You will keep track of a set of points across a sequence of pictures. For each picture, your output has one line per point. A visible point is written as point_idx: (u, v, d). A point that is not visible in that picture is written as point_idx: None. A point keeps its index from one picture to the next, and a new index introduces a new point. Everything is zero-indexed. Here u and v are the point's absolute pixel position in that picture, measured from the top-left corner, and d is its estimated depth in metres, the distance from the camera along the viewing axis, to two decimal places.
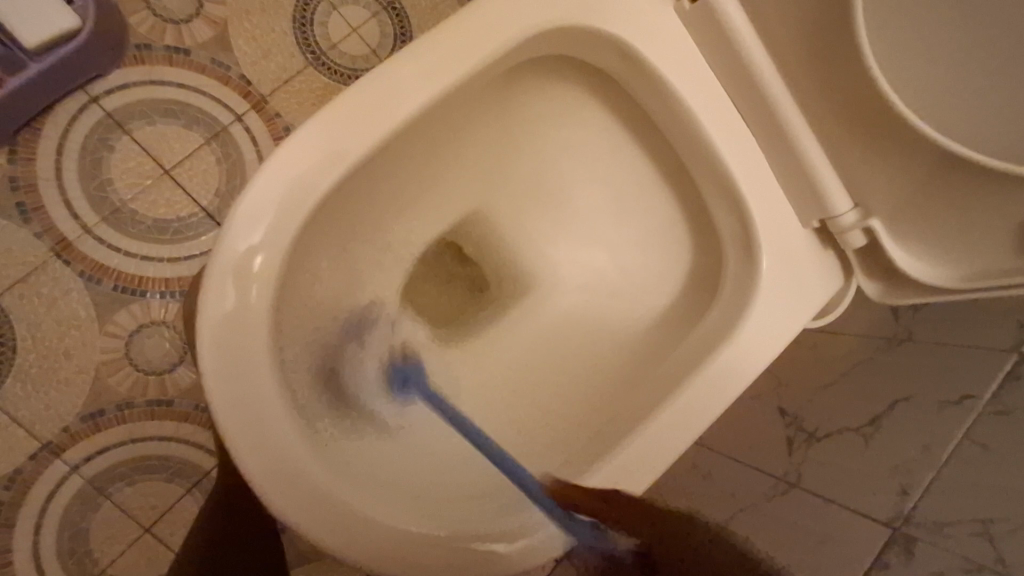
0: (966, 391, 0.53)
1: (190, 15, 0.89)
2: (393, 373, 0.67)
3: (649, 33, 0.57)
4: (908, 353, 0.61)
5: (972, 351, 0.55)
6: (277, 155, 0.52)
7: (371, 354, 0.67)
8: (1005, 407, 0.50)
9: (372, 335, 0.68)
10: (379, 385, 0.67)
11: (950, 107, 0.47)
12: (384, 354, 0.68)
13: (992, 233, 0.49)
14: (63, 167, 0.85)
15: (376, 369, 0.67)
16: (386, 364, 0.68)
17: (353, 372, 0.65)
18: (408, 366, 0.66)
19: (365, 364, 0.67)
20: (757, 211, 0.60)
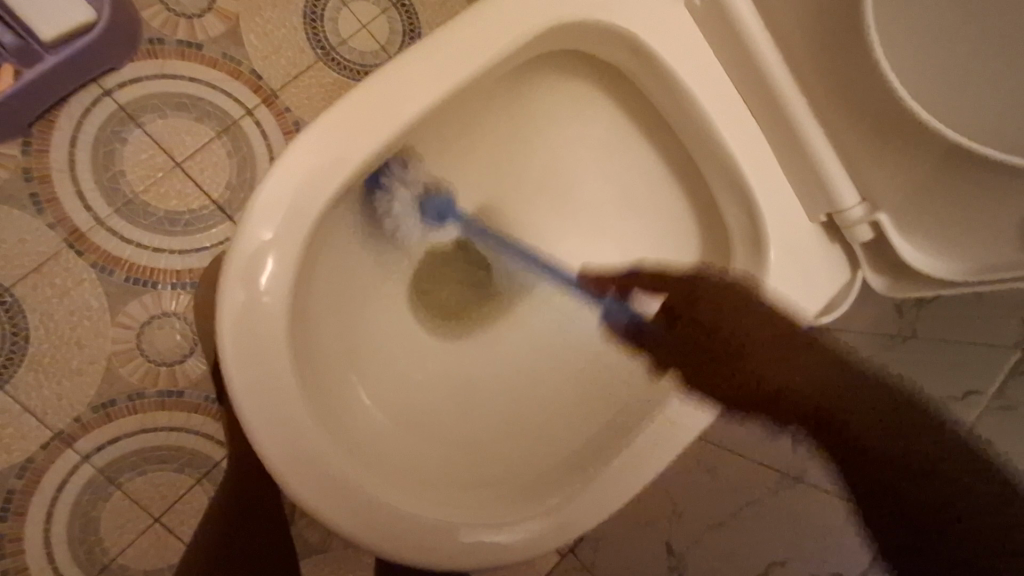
0: (969, 386, 0.54)
1: (202, 9, 0.90)
2: (428, 204, 0.69)
3: (661, 29, 0.58)
4: (909, 349, 0.61)
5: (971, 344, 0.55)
6: (294, 146, 0.53)
7: (403, 194, 0.67)
8: (1008, 403, 0.50)
9: (392, 180, 0.65)
10: (415, 222, 0.70)
11: (955, 99, 0.48)
12: (415, 195, 0.68)
13: (991, 230, 0.49)
14: (76, 159, 0.86)
15: (410, 215, 0.69)
16: (419, 200, 0.69)
17: (383, 212, 0.67)
18: (441, 201, 0.69)
19: (403, 204, 0.68)
20: (766, 206, 0.60)
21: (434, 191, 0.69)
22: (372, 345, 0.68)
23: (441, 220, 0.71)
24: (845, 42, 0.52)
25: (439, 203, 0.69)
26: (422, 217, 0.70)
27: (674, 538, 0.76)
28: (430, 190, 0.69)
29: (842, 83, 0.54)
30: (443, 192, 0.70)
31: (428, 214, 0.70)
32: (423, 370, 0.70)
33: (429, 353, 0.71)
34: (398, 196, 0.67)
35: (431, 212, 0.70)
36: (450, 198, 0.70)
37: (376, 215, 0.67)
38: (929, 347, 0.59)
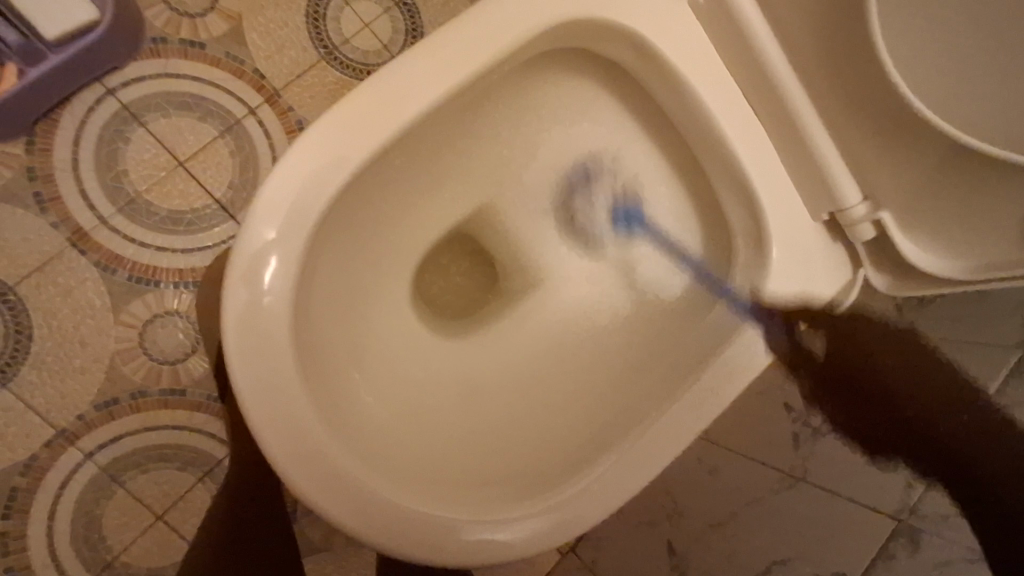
0: (967, 385, 0.52)
1: (205, 9, 0.90)
2: (621, 208, 0.73)
3: (664, 28, 0.58)
4: (904, 344, 0.60)
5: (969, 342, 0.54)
6: (297, 146, 0.53)
7: (603, 185, 0.73)
8: (1007, 402, 0.49)
9: (586, 170, 0.73)
10: (604, 216, 0.74)
11: (958, 97, 0.48)
12: (609, 193, 0.73)
13: (992, 229, 0.50)
14: (80, 158, 0.86)
15: (603, 210, 0.74)
16: (612, 203, 0.73)
17: (580, 204, 0.74)
18: (630, 203, 0.72)
19: (591, 203, 0.74)
20: (768, 205, 0.60)
21: (626, 194, 0.72)
22: (375, 344, 0.68)
23: (628, 225, 0.73)
24: (847, 41, 0.52)
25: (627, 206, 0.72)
26: (612, 217, 0.73)
27: (676, 537, 0.76)
28: (625, 189, 0.72)
29: (845, 82, 0.54)
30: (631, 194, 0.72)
31: (618, 217, 0.73)
32: (425, 366, 0.70)
33: (431, 351, 0.71)
34: (601, 185, 0.73)
35: (616, 215, 0.73)
36: (637, 203, 0.72)
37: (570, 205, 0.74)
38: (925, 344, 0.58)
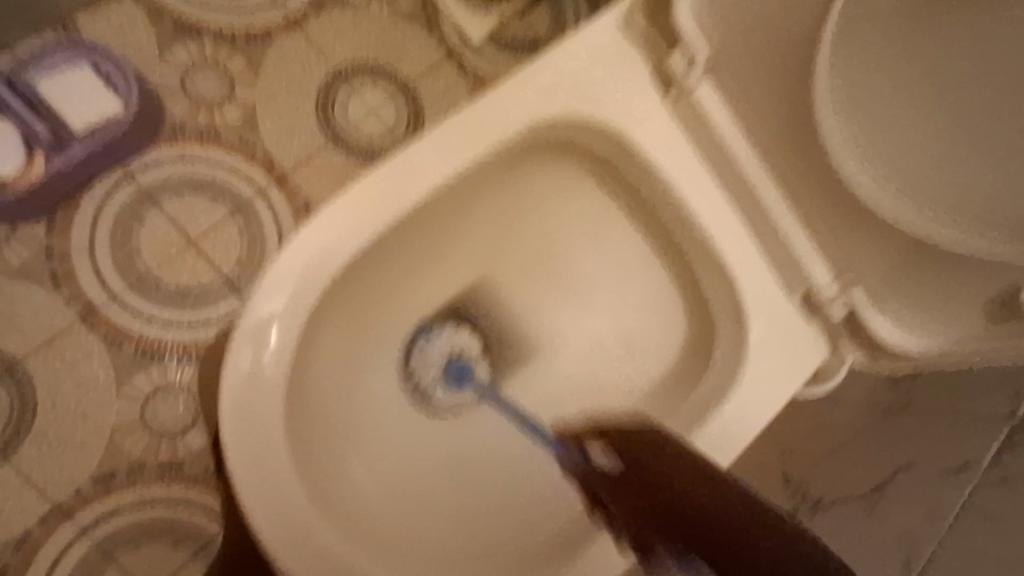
0: (966, 458, 0.58)
1: (223, 99, 0.97)
2: (451, 369, 0.75)
3: (640, 121, 0.62)
4: (908, 419, 0.66)
5: (971, 415, 0.59)
6: (304, 226, 0.56)
7: (434, 352, 0.75)
8: (1007, 474, 0.55)
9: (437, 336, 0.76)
10: (439, 375, 0.74)
11: (916, 186, 0.51)
12: (442, 356, 0.75)
13: (962, 304, 0.51)
14: (96, 237, 0.90)
15: (435, 368, 0.74)
16: (446, 360, 0.75)
17: (416, 356, 0.74)
18: (460, 363, 0.75)
19: (425, 369, 0.74)
20: (746, 283, 0.62)
21: (461, 356, 0.76)
22: (372, 419, 0.69)
23: (459, 383, 0.75)
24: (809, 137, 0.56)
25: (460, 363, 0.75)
26: (444, 382, 0.74)
27: None
28: (455, 355, 0.76)
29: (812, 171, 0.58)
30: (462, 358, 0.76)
31: (449, 374, 0.75)
32: (417, 441, 0.71)
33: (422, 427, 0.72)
34: (431, 352, 0.75)
35: (453, 377, 0.75)
36: (471, 365, 0.76)
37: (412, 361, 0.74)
38: (926, 416, 0.64)
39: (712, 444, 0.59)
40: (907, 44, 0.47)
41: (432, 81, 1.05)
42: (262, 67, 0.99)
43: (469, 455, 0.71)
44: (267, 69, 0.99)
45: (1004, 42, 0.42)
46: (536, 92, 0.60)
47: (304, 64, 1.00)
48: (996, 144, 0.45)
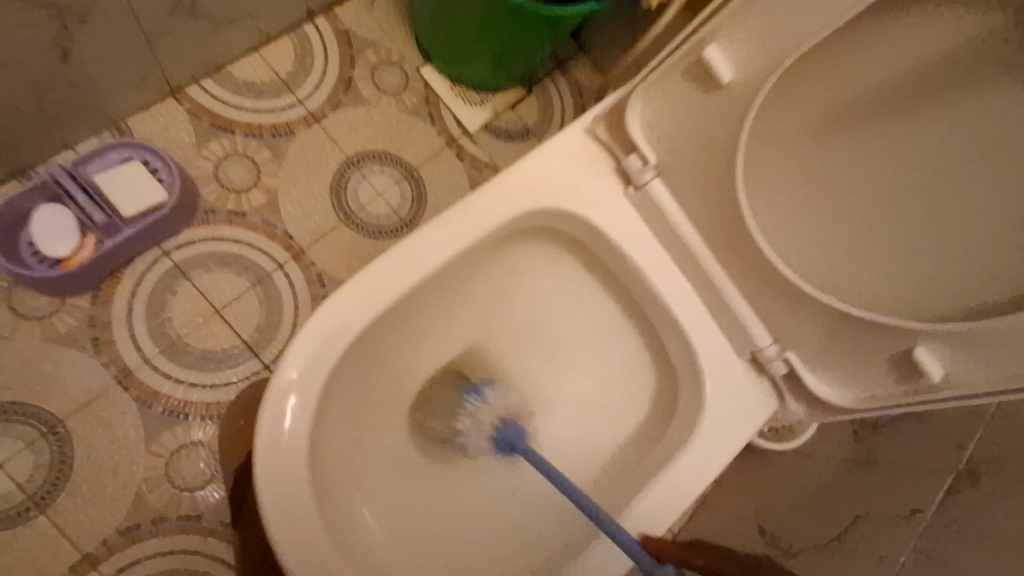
0: (914, 505, 0.73)
1: (249, 185, 1.10)
2: (499, 431, 0.80)
3: (607, 208, 0.72)
4: (875, 475, 0.82)
5: (921, 468, 0.76)
6: (326, 303, 0.64)
7: (487, 414, 0.82)
8: (944, 517, 0.70)
9: (489, 400, 0.82)
10: (486, 434, 0.81)
11: (835, 267, 0.61)
12: (494, 419, 0.81)
13: (872, 366, 0.61)
14: (134, 308, 1.01)
15: (486, 428, 0.81)
16: (497, 422, 0.81)
17: (468, 415, 0.81)
18: (508, 429, 0.80)
19: (476, 432, 0.81)
20: (703, 347, 0.72)
21: (511, 421, 0.81)
22: (379, 469, 0.78)
23: (508, 448, 0.80)
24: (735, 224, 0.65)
25: (508, 432, 0.79)
26: (493, 445, 0.81)
27: None
28: (507, 418, 0.82)
29: (742, 252, 0.67)
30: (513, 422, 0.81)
31: (498, 435, 0.80)
32: (424, 488, 0.80)
33: (421, 477, 0.80)
34: (481, 412, 0.81)
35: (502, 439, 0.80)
36: (520, 430, 0.80)
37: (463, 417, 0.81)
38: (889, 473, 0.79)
39: (675, 486, 0.68)
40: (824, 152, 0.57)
41: (433, 167, 1.19)
42: (284, 157, 1.12)
43: (467, 501, 0.80)
44: (289, 158, 1.12)
45: (909, 154, 0.52)
46: (528, 185, 0.70)
47: (321, 154, 1.14)
48: (904, 232, 0.55)
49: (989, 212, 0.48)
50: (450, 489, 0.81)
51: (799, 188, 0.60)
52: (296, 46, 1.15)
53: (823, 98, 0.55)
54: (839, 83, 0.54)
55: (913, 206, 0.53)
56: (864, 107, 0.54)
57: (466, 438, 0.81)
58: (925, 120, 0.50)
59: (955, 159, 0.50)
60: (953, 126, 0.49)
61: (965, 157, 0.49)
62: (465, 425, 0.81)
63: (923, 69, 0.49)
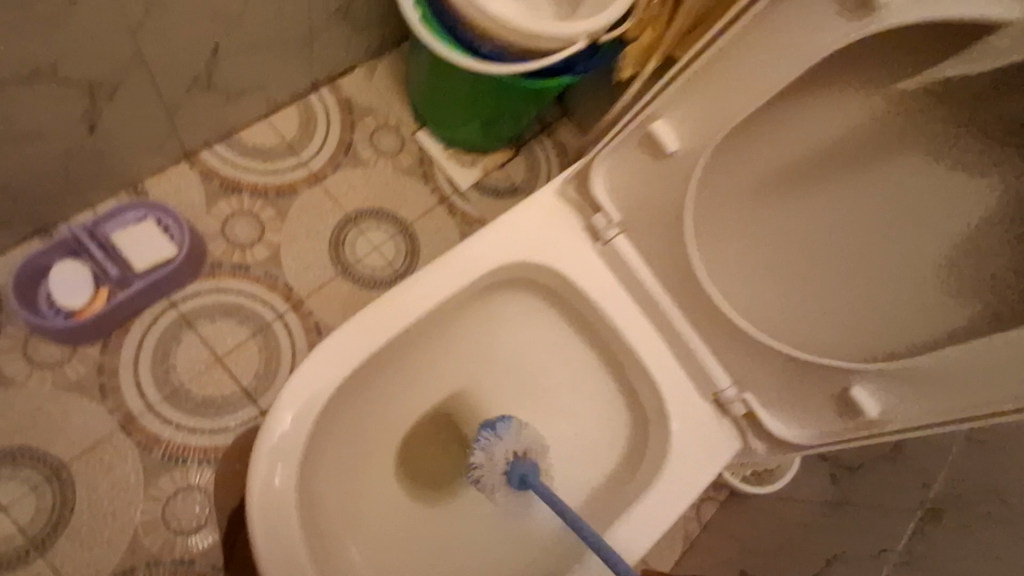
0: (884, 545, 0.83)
1: (253, 240, 1.18)
2: (514, 468, 0.81)
3: (578, 261, 0.78)
4: (855, 521, 0.93)
5: (880, 512, 0.89)
6: (314, 353, 0.69)
7: (501, 451, 0.81)
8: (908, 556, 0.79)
9: (503, 436, 0.81)
10: (501, 470, 0.81)
11: (781, 314, 0.66)
12: (509, 457, 0.81)
13: (820, 404, 0.66)
14: (140, 356, 1.07)
15: (500, 464, 0.81)
16: (511, 458, 0.81)
17: (484, 451, 0.81)
18: (522, 466, 0.81)
19: (490, 468, 0.81)
20: (669, 389, 0.77)
21: (525, 457, 0.82)
22: (368, 507, 0.81)
23: (520, 484, 0.81)
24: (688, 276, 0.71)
25: (522, 467, 0.81)
26: (507, 480, 0.82)
27: None
28: (522, 454, 0.82)
29: (697, 302, 0.72)
30: (527, 458, 0.82)
31: (512, 472, 0.81)
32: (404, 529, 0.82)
33: (409, 520, 0.83)
34: (496, 448, 0.81)
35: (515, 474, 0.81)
36: (533, 466, 0.81)
37: (479, 452, 0.81)
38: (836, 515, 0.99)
39: (643, 525, 0.72)
40: (762, 211, 0.64)
41: (426, 223, 1.27)
42: (287, 214, 1.21)
43: (452, 542, 0.84)
44: (292, 216, 1.21)
45: (834, 215, 0.59)
46: (503, 242, 0.77)
47: (322, 211, 1.22)
48: (837, 282, 0.60)
49: (905, 263, 0.55)
50: (435, 530, 0.84)
51: (743, 242, 0.67)
52: (301, 113, 1.25)
53: (755, 166, 0.62)
54: (771, 153, 0.60)
55: (842, 259, 0.59)
56: (791, 174, 0.60)
57: (481, 474, 0.81)
58: (841, 184, 0.57)
59: (873, 219, 0.56)
60: (866, 189, 0.55)
61: (880, 217, 0.55)
62: (480, 462, 0.81)
63: (836, 144, 0.56)
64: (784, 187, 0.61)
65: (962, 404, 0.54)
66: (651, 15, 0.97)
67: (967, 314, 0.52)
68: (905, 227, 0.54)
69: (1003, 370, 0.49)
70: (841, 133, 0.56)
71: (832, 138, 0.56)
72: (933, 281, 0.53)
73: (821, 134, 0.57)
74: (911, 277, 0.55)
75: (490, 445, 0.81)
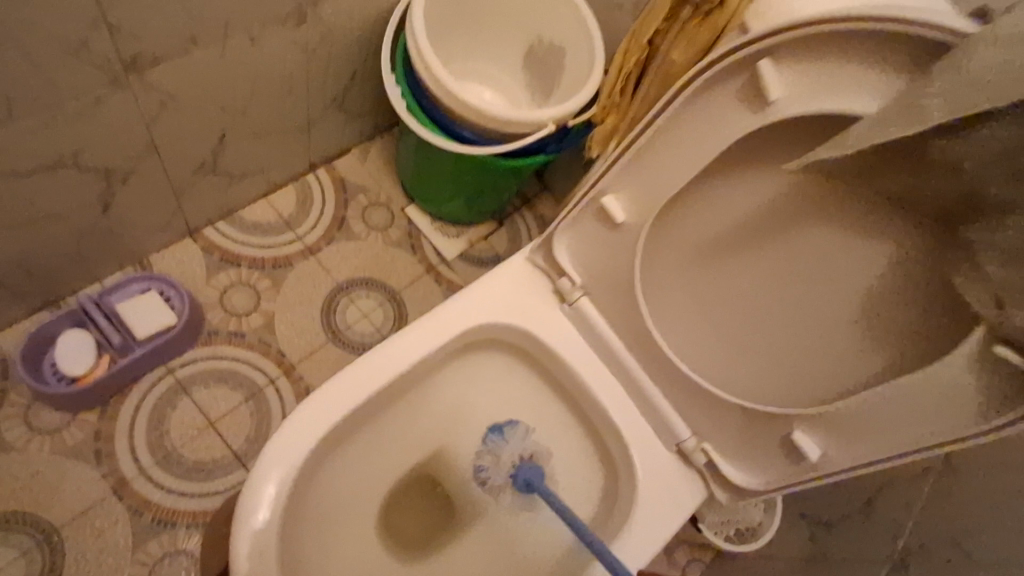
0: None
1: (249, 309, 1.25)
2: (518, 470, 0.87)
3: (545, 323, 0.84)
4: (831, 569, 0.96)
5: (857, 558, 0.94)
6: (294, 414, 0.75)
7: (508, 453, 0.87)
8: None
9: (509, 440, 0.88)
10: (506, 471, 0.87)
11: (726, 367, 0.72)
12: (514, 459, 0.87)
13: (768, 452, 0.71)
14: (136, 421, 1.12)
15: (506, 465, 0.87)
16: (517, 461, 0.88)
17: (491, 451, 0.88)
18: (527, 469, 0.86)
19: (495, 468, 0.87)
20: (634, 441, 0.81)
21: (530, 459, 0.88)
22: (346, 565, 0.84)
23: (525, 485, 0.87)
24: (642, 335, 0.77)
25: (527, 470, 0.86)
26: (512, 482, 0.88)
27: None
28: (528, 457, 0.88)
29: (653, 358, 0.79)
30: (531, 461, 0.88)
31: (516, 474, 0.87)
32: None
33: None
34: (502, 450, 0.87)
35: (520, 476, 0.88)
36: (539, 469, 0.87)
37: (487, 453, 0.88)
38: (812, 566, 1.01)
39: None
40: (698, 277, 0.71)
41: (414, 290, 1.35)
42: (282, 284, 1.28)
43: None
44: (286, 286, 1.28)
45: (758, 278, 0.65)
46: (474, 307, 0.83)
47: (315, 281, 1.30)
48: (771, 336, 0.67)
49: (822, 320, 0.61)
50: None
51: (689, 303, 0.73)
52: (297, 192, 1.35)
53: (688, 236, 0.69)
54: (695, 228, 0.68)
55: (772, 317, 0.66)
56: (714, 246, 0.67)
57: (488, 474, 0.87)
58: (757, 255, 0.64)
59: (790, 284, 0.63)
60: (785, 255, 0.62)
61: (795, 281, 0.62)
62: (487, 463, 0.87)
63: (747, 220, 0.63)
64: (712, 258, 0.68)
65: (888, 444, 0.59)
66: (613, 103, 1.06)
67: (882, 362, 0.58)
68: (816, 289, 0.61)
69: (915, 410, 0.56)
70: (746, 212, 0.63)
71: (742, 216, 0.63)
72: (849, 333, 0.60)
73: (732, 213, 0.64)
74: (833, 330, 0.61)
75: (497, 447, 0.87)
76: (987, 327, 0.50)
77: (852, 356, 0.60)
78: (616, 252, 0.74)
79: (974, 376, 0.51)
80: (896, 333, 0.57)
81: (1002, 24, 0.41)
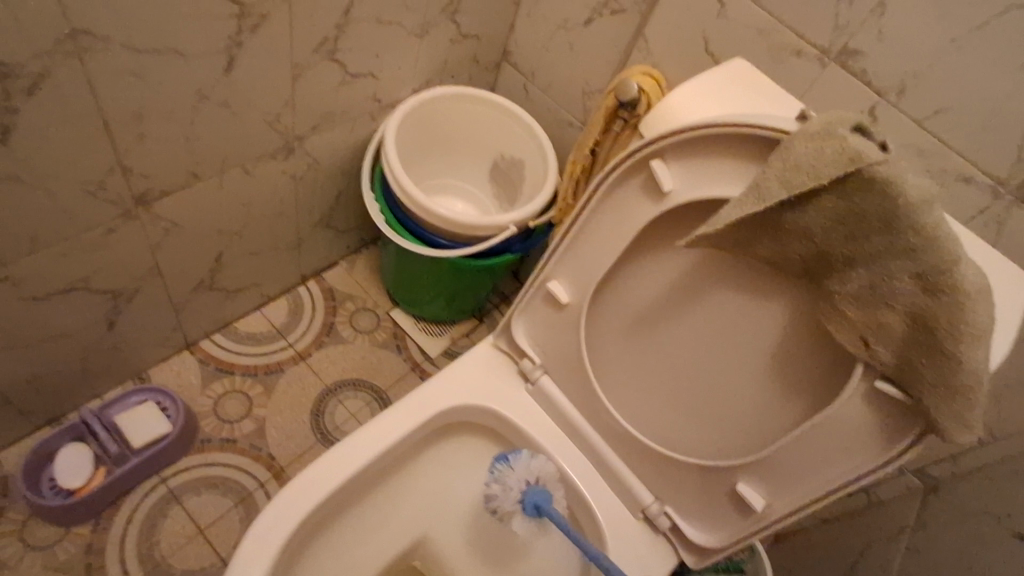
0: None
1: (241, 415, 1.31)
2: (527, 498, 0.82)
3: (511, 401, 0.90)
4: None
5: None
6: (274, 503, 0.78)
7: (514, 480, 0.81)
8: None
9: (516, 467, 0.82)
10: (515, 500, 0.81)
11: (673, 429, 0.78)
12: (522, 485, 0.81)
13: (721, 506, 0.75)
14: (128, 531, 1.15)
15: (515, 492, 0.81)
16: (524, 488, 0.82)
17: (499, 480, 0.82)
18: (536, 496, 0.81)
19: (506, 496, 0.81)
20: (602, 510, 0.85)
21: (538, 484, 0.83)
22: None
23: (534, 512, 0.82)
24: (597, 406, 0.84)
25: (534, 495, 0.81)
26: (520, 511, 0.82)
27: None
28: (535, 482, 0.83)
29: (608, 427, 0.84)
30: (539, 484, 0.83)
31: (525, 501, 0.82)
32: None
33: None
34: (510, 476, 0.82)
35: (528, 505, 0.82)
36: (546, 493, 0.82)
37: (495, 482, 0.82)
38: None
39: None
40: (637, 347, 0.79)
41: (398, 388, 1.42)
42: (273, 390, 1.35)
43: None
44: (277, 391, 1.35)
45: (688, 342, 0.73)
46: (444, 391, 0.90)
47: (304, 385, 1.37)
48: (706, 395, 0.73)
49: (745, 374, 0.69)
50: None
51: (633, 371, 0.80)
52: (289, 302, 1.46)
53: (624, 310, 0.78)
54: (629, 302, 0.77)
55: (704, 377, 0.73)
56: (647, 317, 0.76)
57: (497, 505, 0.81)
58: (684, 320, 0.73)
59: (715, 345, 0.71)
60: (707, 319, 0.71)
61: (721, 342, 0.70)
62: (495, 492, 0.81)
63: (670, 289, 0.72)
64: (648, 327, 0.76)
65: (817, 483, 0.64)
66: (568, 205, 1.19)
67: (800, 407, 0.66)
68: (737, 347, 0.69)
69: (832, 445, 0.62)
70: (672, 281, 0.72)
71: (669, 285, 0.72)
72: (768, 384, 0.68)
73: (661, 283, 0.73)
74: (755, 383, 0.68)
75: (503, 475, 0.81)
76: (863, 365, 0.58)
77: (774, 404, 0.68)
78: (564, 329, 0.82)
79: (865, 410, 0.59)
80: (804, 377, 0.65)
81: (813, 124, 0.53)
